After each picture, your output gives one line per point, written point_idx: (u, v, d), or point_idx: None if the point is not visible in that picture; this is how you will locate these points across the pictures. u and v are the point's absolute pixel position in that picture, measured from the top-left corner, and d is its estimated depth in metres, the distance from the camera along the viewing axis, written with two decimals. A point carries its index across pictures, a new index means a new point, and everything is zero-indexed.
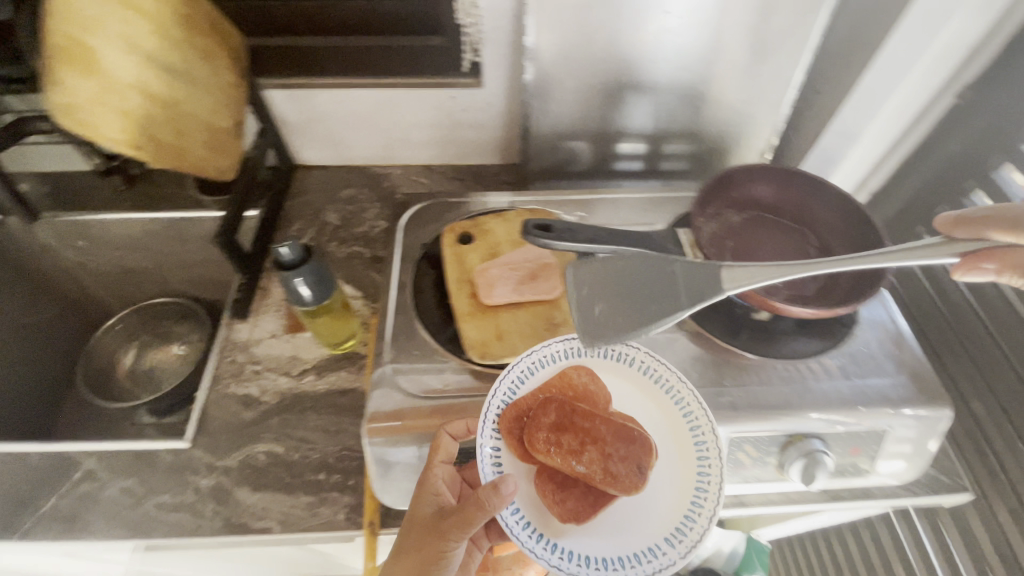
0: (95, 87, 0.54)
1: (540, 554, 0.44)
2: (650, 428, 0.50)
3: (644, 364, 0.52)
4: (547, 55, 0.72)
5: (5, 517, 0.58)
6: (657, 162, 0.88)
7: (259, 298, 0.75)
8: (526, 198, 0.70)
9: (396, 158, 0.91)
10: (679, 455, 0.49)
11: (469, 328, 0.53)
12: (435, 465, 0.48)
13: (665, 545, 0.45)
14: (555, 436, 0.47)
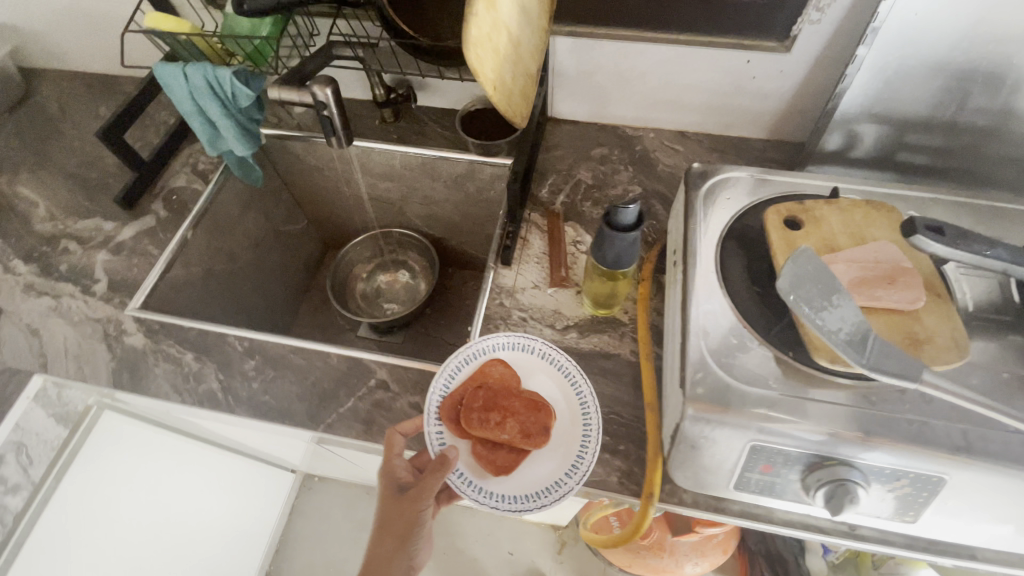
0: (491, 21, 0.51)
1: (488, 501, 0.57)
2: (562, 403, 0.62)
3: (540, 352, 0.64)
4: (903, 23, 0.63)
5: (314, 407, 0.64)
6: (962, 160, 0.77)
7: (520, 247, 0.76)
8: (844, 185, 0.62)
9: (653, 121, 0.87)
10: (564, 422, 0.61)
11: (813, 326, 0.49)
12: (394, 457, 0.59)
13: (565, 477, 0.58)
14: (480, 413, 0.61)
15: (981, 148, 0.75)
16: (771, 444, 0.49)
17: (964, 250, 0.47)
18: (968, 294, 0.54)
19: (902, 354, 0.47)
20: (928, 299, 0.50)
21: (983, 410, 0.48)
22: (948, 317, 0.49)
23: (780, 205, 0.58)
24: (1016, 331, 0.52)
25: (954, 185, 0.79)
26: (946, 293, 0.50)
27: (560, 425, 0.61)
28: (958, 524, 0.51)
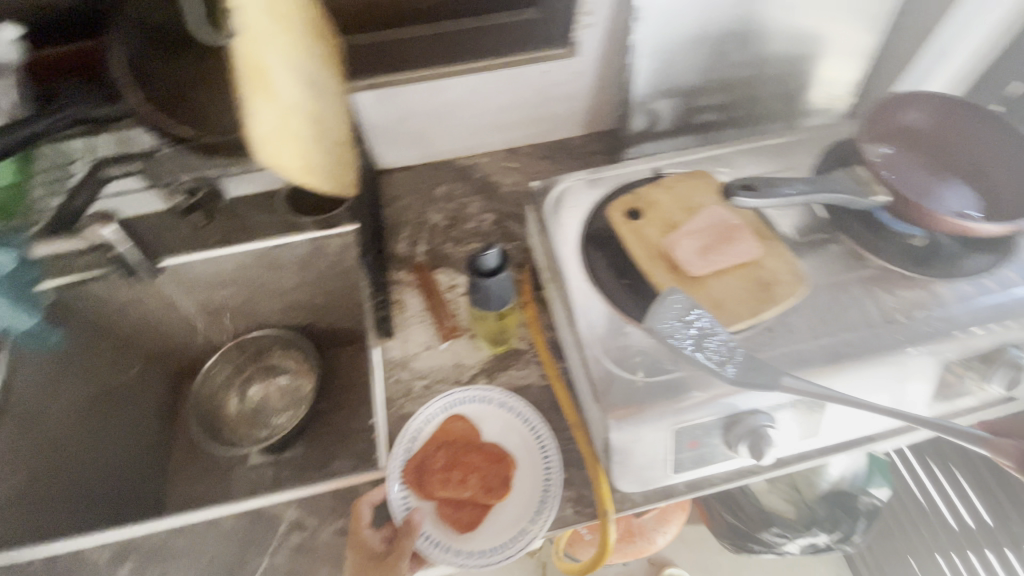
0: (279, 115, 0.47)
1: (453, 562, 0.54)
2: (528, 449, 0.60)
3: (500, 400, 0.63)
4: (655, 11, 0.70)
5: None
6: (740, 110, 0.89)
7: (396, 313, 0.72)
8: (666, 162, 0.68)
9: (480, 146, 0.88)
10: (529, 468, 0.59)
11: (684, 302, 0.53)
12: (361, 529, 0.54)
13: (529, 525, 0.55)
14: (441, 475, 0.58)
15: (752, 94, 0.87)
16: (691, 422, 0.51)
17: (772, 196, 0.53)
18: (790, 224, 0.62)
19: (760, 301, 0.53)
20: (762, 244, 0.56)
21: (830, 320, 0.55)
22: (782, 255, 0.55)
23: (618, 200, 0.62)
24: (832, 245, 0.61)
25: (742, 131, 0.91)
26: (773, 235, 0.57)
27: (524, 473, 0.59)
28: (851, 421, 0.57)
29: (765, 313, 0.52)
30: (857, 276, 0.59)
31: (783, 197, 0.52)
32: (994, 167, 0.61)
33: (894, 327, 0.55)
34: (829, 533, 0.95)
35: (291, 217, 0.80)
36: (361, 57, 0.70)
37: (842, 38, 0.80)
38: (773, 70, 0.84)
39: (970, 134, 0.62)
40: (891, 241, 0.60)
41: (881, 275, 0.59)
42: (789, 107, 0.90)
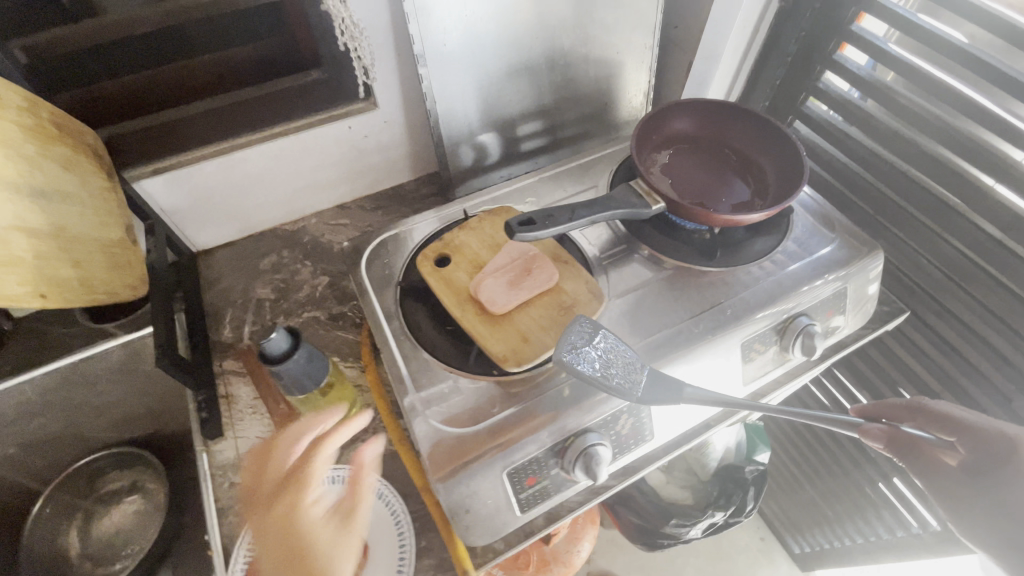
0: None
1: None
2: (385, 528, 0.58)
3: None
4: (437, 57, 0.71)
5: None
6: (558, 132, 0.93)
7: (225, 409, 0.67)
8: (476, 201, 0.69)
9: (305, 209, 0.85)
10: (383, 549, 0.57)
11: (493, 343, 0.53)
12: None
13: None
14: None
15: (564, 116, 0.92)
16: (521, 460, 0.52)
17: (554, 224, 0.54)
18: (591, 243, 0.65)
19: (564, 325, 0.54)
20: (561, 269, 0.58)
21: (635, 329, 0.58)
22: (582, 274, 0.58)
23: (428, 248, 0.61)
24: (632, 255, 0.65)
25: (565, 151, 0.96)
26: (571, 256, 0.60)
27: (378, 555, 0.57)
28: (683, 415, 0.61)
29: None
30: (658, 281, 0.62)
31: (562, 224, 0.54)
32: (755, 153, 0.67)
33: (695, 321, 0.59)
34: (724, 511, 0.99)
35: (95, 323, 0.73)
36: (138, 145, 0.66)
37: (625, 55, 0.86)
38: (575, 93, 0.89)
39: (730, 127, 0.69)
40: (683, 241, 0.65)
41: (678, 275, 0.63)
42: (601, 122, 0.96)
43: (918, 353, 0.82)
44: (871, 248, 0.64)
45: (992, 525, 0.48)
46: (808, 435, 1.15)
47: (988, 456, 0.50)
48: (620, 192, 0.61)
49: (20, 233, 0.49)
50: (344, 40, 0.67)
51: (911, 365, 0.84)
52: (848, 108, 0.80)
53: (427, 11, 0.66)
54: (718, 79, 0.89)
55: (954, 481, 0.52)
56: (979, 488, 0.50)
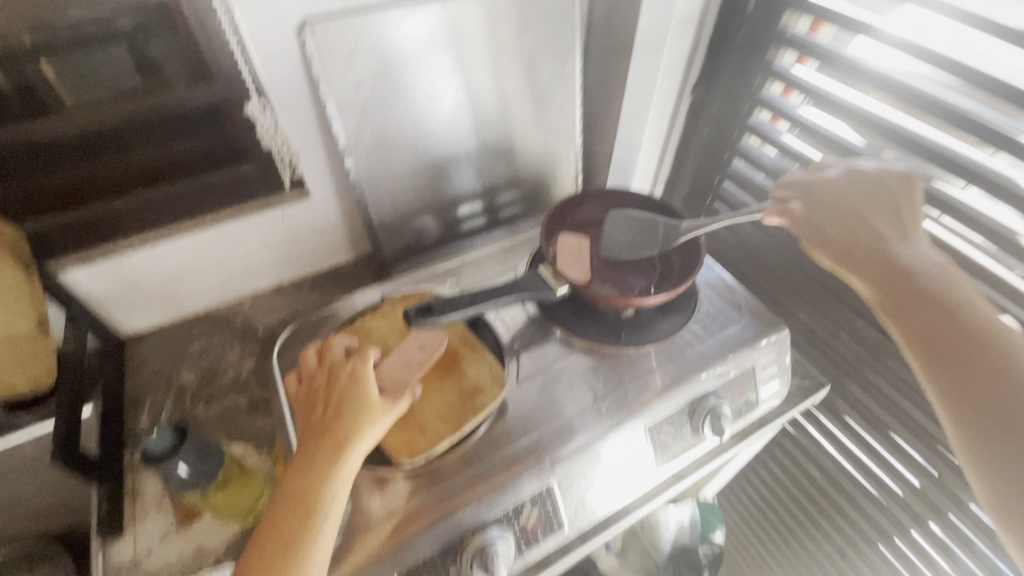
0: None
1: None
2: None
3: None
4: (363, 150, 0.76)
5: None
6: (497, 213, 0.98)
7: (130, 505, 0.64)
8: (395, 286, 0.74)
9: (241, 292, 0.86)
10: None
11: (388, 434, 0.52)
12: None
13: None
14: None
15: (500, 200, 0.96)
16: (414, 557, 0.50)
17: (452, 311, 0.56)
18: (505, 325, 0.67)
19: (463, 413, 0.54)
20: (467, 353, 0.59)
21: (541, 413, 0.59)
22: (486, 359, 0.59)
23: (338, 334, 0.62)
24: (543, 337, 0.67)
25: (506, 230, 1.00)
26: (479, 341, 0.60)
27: None
28: (602, 503, 0.60)
29: (469, 425, 0.53)
30: (566, 363, 0.64)
31: (461, 310, 0.57)
32: None
33: (600, 403, 0.60)
34: None
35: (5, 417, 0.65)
36: (73, 236, 0.68)
37: (550, 146, 0.92)
38: (512, 177, 0.94)
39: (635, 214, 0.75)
40: (593, 322, 0.67)
41: (587, 356, 0.65)
42: (535, 205, 1.00)
43: (864, 415, 0.84)
44: (776, 326, 0.67)
45: (847, 254, 0.55)
46: (767, 512, 1.11)
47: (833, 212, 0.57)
48: (526, 278, 0.64)
49: None
50: (267, 142, 0.72)
51: (860, 426, 0.85)
52: (758, 191, 0.86)
53: (352, 111, 0.72)
54: (641, 163, 0.95)
55: (817, 226, 0.58)
56: (838, 231, 0.56)
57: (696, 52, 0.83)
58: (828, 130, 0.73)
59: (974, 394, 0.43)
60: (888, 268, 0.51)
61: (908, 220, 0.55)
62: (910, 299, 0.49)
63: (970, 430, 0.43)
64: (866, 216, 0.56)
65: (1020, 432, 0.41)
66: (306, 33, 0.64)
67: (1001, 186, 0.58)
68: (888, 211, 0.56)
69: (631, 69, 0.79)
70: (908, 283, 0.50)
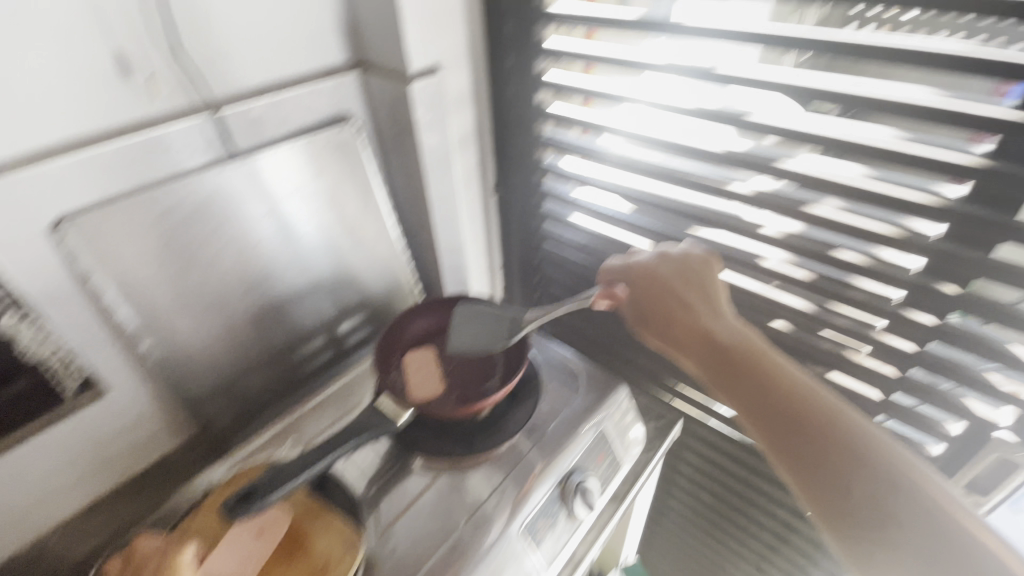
0: None
1: None
2: None
3: None
4: (162, 326, 0.71)
5: None
6: (342, 344, 0.95)
7: None
8: (227, 466, 0.67)
9: (36, 527, 0.70)
10: None
11: None
12: None
13: None
14: None
15: (341, 331, 0.94)
16: None
17: (279, 487, 0.52)
18: (359, 470, 0.63)
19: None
20: (313, 524, 0.54)
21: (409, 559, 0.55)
22: (335, 523, 0.54)
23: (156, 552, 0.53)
24: (400, 469, 0.64)
25: (356, 358, 0.97)
26: (324, 504, 0.56)
27: None
28: None
29: None
30: (428, 491, 0.61)
31: (291, 481, 0.53)
32: None
33: (469, 523, 0.58)
34: None
35: None
36: None
37: (378, 268, 0.93)
38: (348, 306, 0.92)
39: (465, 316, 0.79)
40: (448, 437, 0.66)
41: (448, 475, 0.63)
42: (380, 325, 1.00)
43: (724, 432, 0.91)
44: (614, 385, 0.72)
45: (676, 340, 0.66)
46: (688, 549, 1.14)
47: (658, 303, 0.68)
48: (364, 417, 0.61)
49: None
50: (36, 352, 0.63)
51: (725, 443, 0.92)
52: (573, 263, 0.95)
53: (139, 291, 0.67)
54: (469, 262, 1.01)
55: (641, 309, 0.70)
56: (658, 315, 0.68)
57: (483, 158, 0.93)
58: (604, 205, 0.85)
59: (792, 444, 0.55)
60: (712, 350, 0.62)
61: (714, 298, 0.66)
62: (743, 379, 0.59)
63: (798, 475, 0.54)
64: (678, 294, 0.68)
65: (840, 478, 0.52)
66: (61, 229, 0.59)
67: (737, 224, 0.70)
68: (699, 287, 0.68)
69: (427, 187, 0.85)
70: (717, 352, 0.62)
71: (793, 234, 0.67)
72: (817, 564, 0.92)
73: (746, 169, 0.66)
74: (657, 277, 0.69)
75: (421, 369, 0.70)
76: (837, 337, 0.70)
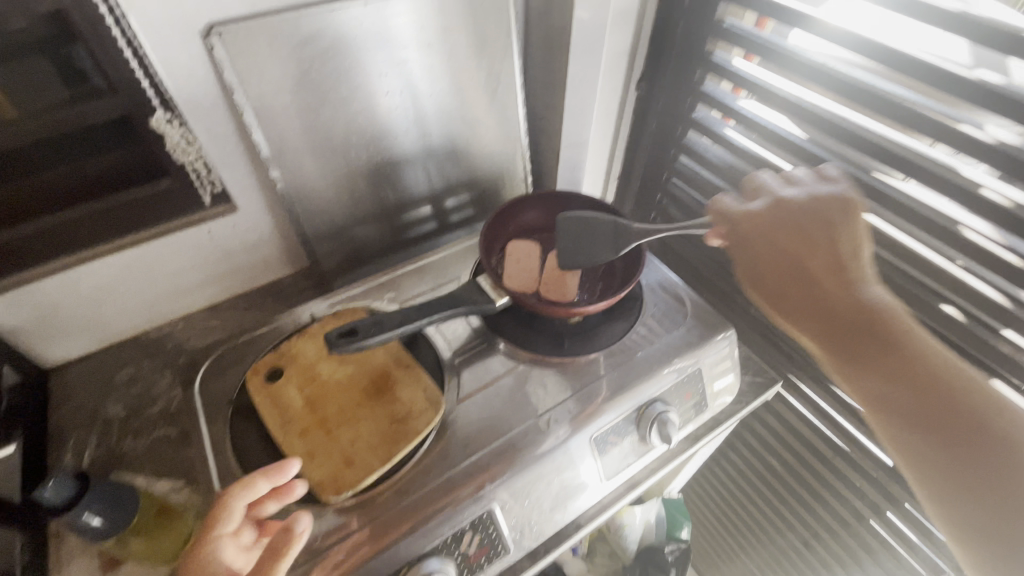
0: None
1: None
2: None
3: None
4: (289, 157, 0.72)
5: None
6: (444, 218, 0.93)
7: (53, 549, 0.60)
8: (331, 302, 0.71)
9: (172, 313, 0.81)
10: None
11: (312, 469, 0.49)
12: None
13: None
14: None
15: (446, 205, 0.92)
16: None
17: (378, 333, 0.54)
18: (446, 339, 0.65)
19: (394, 442, 0.51)
20: (400, 375, 0.56)
21: (479, 433, 0.56)
22: (420, 379, 0.56)
23: (260, 360, 0.57)
24: (486, 348, 0.64)
25: (456, 235, 0.96)
26: (413, 360, 0.58)
27: None
28: (550, 518, 0.57)
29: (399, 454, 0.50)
30: (508, 377, 0.62)
31: (387, 331, 0.54)
32: None
33: (541, 418, 0.58)
34: None
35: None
36: None
37: (496, 147, 0.89)
38: (457, 179, 0.90)
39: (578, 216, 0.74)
40: (537, 332, 0.65)
41: (530, 367, 0.62)
42: (485, 208, 0.97)
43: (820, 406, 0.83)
44: (723, 325, 0.66)
45: (784, 300, 0.54)
46: (733, 503, 1.13)
47: (767, 258, 0.56)
48: (463, 291, 0.61)
49: None
50: (182, 155, 0.67)
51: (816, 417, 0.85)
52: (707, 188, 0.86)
53: (271, 119, 0.67)
54: (590, 163, 0.93)
55: (757, 269, 0.56)
56: (773, 271, 0.55)
57: (636, 45, 0.81)
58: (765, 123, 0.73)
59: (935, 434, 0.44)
60: (828, 320, 0.50)
61: (847, 257, 0.52)
62: (866, 360, 0.48)
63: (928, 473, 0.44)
64: (798, 260, 0.54)
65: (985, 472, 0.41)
66: (211, 39, 0.59)
67: (938, 179, 0.57)
68: (822, 256, 0.53)
69: (568, 66, 0.76)
70: (847, 330, 0.49)
71: (1012, 204, 0.53)
72: (873, 560, 0.87)
73: (986, 109, 0.52)
74: (804, 235, 0.54)
75: (523, 260, 0.68)
76: (1015, 341, 0.58)
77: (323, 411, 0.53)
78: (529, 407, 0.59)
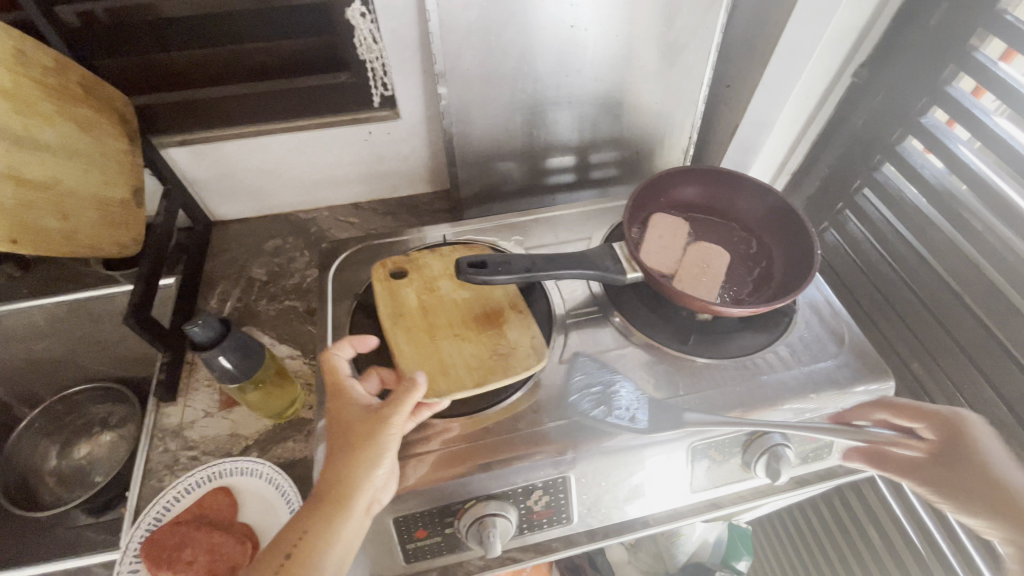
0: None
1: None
2: (263, 517, 0.58)
3: (266, 475, 0.59)
4: (459, 76, 0.70)
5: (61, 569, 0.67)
6: (588, 172, 0.89)
7: (187, 375, 0.69)
8: (461, 229, 0.71)
9: (321, 201, 0.87)
10: (271, 527, 0.57)
11: (413, 364, 0.51)
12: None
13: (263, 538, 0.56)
14: (172, 548, 0.53)
15: (594, 159, 0.87)
16: (413, 510, 0.49)
17: (505, 272, 0.53)
18: (563, 297, 0.63)
19: (487, 373, 0.51)
20: (511, 316, 0.56)
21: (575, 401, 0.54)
22: (530, 326, 0.55)
23: (393, 256, 0.61)
24: (603, 319, 0.61)
25: (594, 192, 0.91)
26: (528, 308, 0.57)
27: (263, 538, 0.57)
28: (622, 508, 0.55)
29: (491, 385, 0.50)
30: (618, 354, 0.58)
31: (514, 273, 0.53)
32: (767, 237, 0.64)
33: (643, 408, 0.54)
34: None
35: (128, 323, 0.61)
36: (187, 112, 0.72)
37: (666, 109, 0.81)
38: (614, 134, 0.84)
39: (740, 204, 0.66)
40: (662, 318, 0.60)
41: (645, 352, 0.58)
42: (632, 171, 0.90)
43: None
44: (881, 374, 0.57)
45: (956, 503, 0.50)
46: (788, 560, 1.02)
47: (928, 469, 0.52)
48: (598, 253, 0.58)
49: (10, 181, 0.52)
50: (365, 52, 0.69)
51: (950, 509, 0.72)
52: (908, 209, 0.72)
53: (454, 32, 0.66)
54: (766, 150, 0.82)
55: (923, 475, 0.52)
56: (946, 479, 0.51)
57: (875, 21, 0.67)
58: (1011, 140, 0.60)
59: None
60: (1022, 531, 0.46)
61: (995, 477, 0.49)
62: None
63: None
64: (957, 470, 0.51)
65: None
66: None
67: None
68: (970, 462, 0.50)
69: (783, 31, 0.65)
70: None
71: None
72: None
73: None
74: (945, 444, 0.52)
75: (666, 238, 0.62)
76: None
77: (432, 319, 0.55)
78: (634, 393, 0.55)
